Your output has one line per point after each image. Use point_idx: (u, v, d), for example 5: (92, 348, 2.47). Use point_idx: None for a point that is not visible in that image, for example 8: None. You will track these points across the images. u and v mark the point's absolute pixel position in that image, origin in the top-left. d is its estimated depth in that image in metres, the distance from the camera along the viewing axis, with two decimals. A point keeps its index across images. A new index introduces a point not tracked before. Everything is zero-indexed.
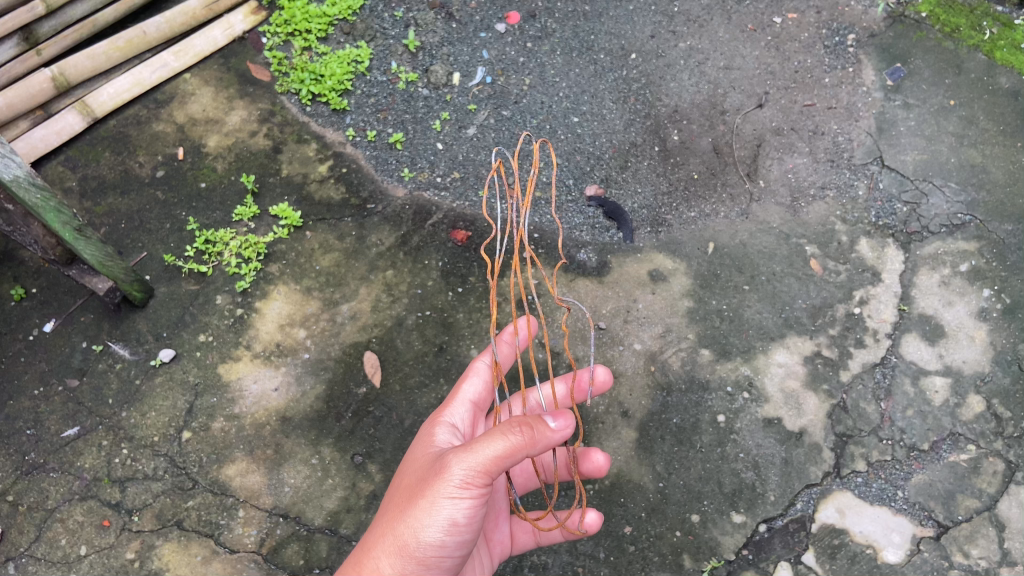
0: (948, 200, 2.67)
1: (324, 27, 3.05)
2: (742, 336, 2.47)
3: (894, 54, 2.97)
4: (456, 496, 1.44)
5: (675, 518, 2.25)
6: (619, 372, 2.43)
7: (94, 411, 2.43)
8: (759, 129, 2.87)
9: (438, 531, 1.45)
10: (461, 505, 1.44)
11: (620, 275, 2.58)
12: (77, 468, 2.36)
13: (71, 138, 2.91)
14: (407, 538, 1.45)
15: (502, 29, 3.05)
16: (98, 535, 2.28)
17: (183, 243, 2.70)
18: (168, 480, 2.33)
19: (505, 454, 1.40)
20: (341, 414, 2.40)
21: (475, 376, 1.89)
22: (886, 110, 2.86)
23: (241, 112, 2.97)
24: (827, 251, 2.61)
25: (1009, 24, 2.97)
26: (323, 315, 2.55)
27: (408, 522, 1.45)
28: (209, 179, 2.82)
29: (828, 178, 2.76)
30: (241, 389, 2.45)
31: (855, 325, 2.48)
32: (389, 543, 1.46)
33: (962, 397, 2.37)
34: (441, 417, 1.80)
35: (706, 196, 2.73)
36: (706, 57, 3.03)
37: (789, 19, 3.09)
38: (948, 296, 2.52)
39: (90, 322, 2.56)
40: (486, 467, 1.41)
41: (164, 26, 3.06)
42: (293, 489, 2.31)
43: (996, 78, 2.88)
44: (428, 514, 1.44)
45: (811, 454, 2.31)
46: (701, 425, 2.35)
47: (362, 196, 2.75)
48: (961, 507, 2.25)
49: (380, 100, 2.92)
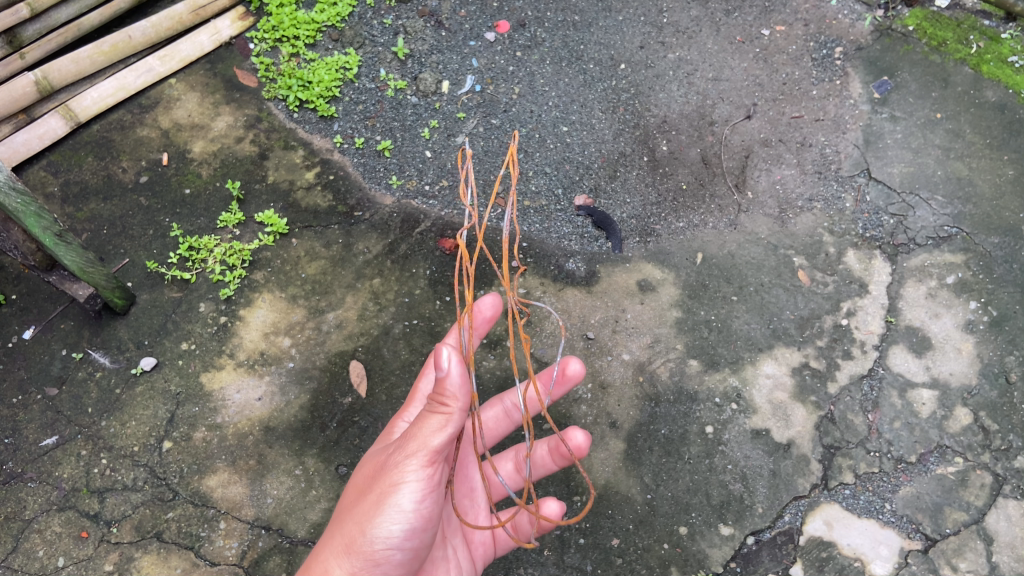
0: (935, 212, 2.68)
1: (312, 33, 3.04)
2: (730, 347, 2.46)
3: (881, 67, 2.98)
4: (404, 482, 1.48)
5: (663, 530, 2.23)
6: (607, 382, 2.41)
7: (73, 420, 2.38)
8: (748, 140, 2.87)
9: (389, 522, 1.48)
10: (409, 492, 1.48)
11: (609, 285, 2.57)
12: (55, 478, 2.31)
13: (54, 143, 2.88)
14: (356, 532, 1.49)
15: (491, 37, 3.05)
16: (75, 547, 2.23)
17: (167, 249, 2.66)
18: (148, 490, 2.29)
19: (443, 430, 1.45)
20: (326, 424, 2.36)
21: (431, 371, 1.84)
22: (873, 123, 2.87)
23: (227, 118, 2.95)
24: (815, 262, 2.61)
25: (996, 38, 2.99)
26: (309, 323, 2.52)
27: (358, 516, 1.51)
28: (194, 185, 2.79)
29: (816, 189, 2.76)
30: (224, 398, 2.41)
31: (843, 336, 2.48)
32: (340, 536, 1.52)
33: (949, 409, 2.37)
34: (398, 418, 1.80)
35: (694, 206, 2.72)
36: (694, 68, 3.03)
37: (777, 31, 3.11)
38: (935, 308, 2.52)
39: (70, 329, 2.52)
40: (431, 446, 1.46)
41: (150, 31, 3.03)
42: (275, 500, 2.27)
43: (982, 92, 2.89)
44: (379, 507, 1.49)
45: (799, 466, 2.29)
46: (689, 436, 2.33)
47: (349, 203, 2.73)
48: (950, 520, 2.23)
49: (368, 107, 2.91)
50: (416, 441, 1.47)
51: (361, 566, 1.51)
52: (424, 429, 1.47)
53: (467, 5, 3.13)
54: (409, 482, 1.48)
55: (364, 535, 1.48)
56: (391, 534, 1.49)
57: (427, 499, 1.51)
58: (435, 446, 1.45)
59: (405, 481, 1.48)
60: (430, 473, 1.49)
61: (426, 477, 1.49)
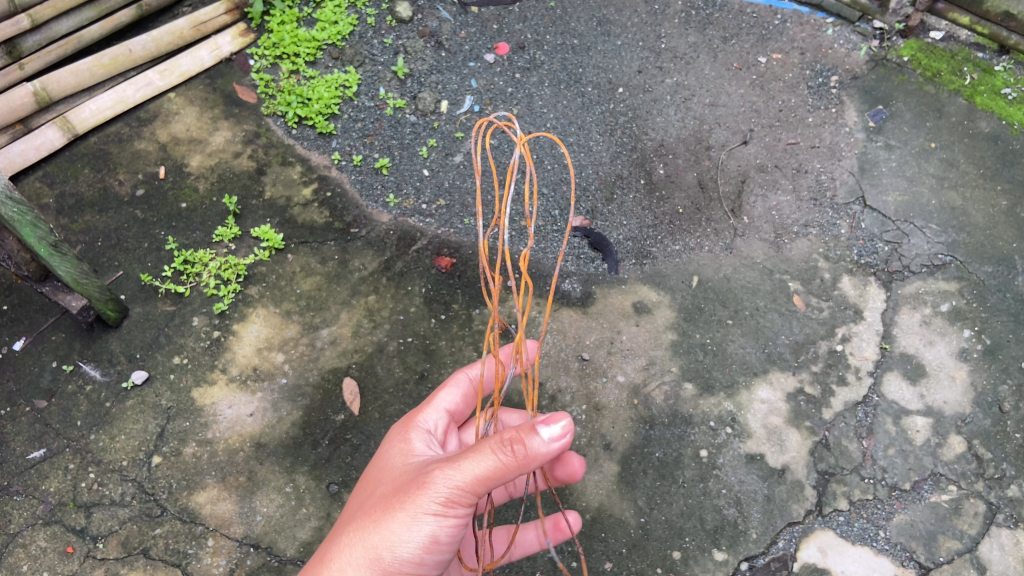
0: (929, 240, 2.70)
1: (313, 51, 3.06)
2: (725, 371, 2.46)
3: (877, 96, 3.01)
4: (439, 513, 1.35)
5: (656, 554, 2.21)
6: (602, 404, 2.40)
7: (62, 433, 2.36)
8: (744, 165, 2.89)
9: (416, 548, 1.38)
10: (442, 523, 1.37)
11: (604, 306, 2.57)
12: (42, 492, 2.28)
13: (50, 154, 2.87)
14: (381, 550, 1.37)
15: (490, 59, 3.07)
16: (60, 562, 2.19)
17: (161, 262, 2.65)
18: (135, 506, 2.25)
19: (493, 475, 1.31)
20: (317, 441, 2.34)
21: (454, 385, 1.79)
22: (868, 151, 2.90)
23: (225, 132, 2.95)
24: (810, 288, 2.62)
25: (989, 71, 3.03)
26: (303, 339, 2.50)
27: (384, 535, 1.37)
28: (191, 199, 2.78)
29: (811, 216, 2.77)
30: (215, 413, 2.38)
31: (837, 362, 2.48)
32: (358, 548, 1.39)
33: (942, 436, 2.36)
34: (415, 421, 1.68)
35: (691, 229, 2.73)
36: (692, 93, 3.06)
37: (774, 59, 3.14)
38: (929, 336, 2.52)
39: (61, 341, 2.50)
40: (475, 487, 1.33)
41: (150, 45, 3.05)
42: (265, 518, 2.24)
43: (976, 122, 2.92)
44: (407, 530, 1.36)
45: (794, 492, 2.28)
46: (683, 460, 2.32)
47: (346, 220, 2.73)
48: (943, 548, 2.22)
49: (367, 124, 2.92)
50: (460, 476, 1.33)
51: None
52: (474, 463, 1.32)
53: (467, 26, 3.15)
54: (445, 516, 1.35)
55: (388, 557, 1.37)
56: (415, 556, 1.39)
57: (459, 530, 1.40)
58: (478, 487, 1.33)
59: (442, 514, 1.35)
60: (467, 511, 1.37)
61: (463, 513, 1.37)
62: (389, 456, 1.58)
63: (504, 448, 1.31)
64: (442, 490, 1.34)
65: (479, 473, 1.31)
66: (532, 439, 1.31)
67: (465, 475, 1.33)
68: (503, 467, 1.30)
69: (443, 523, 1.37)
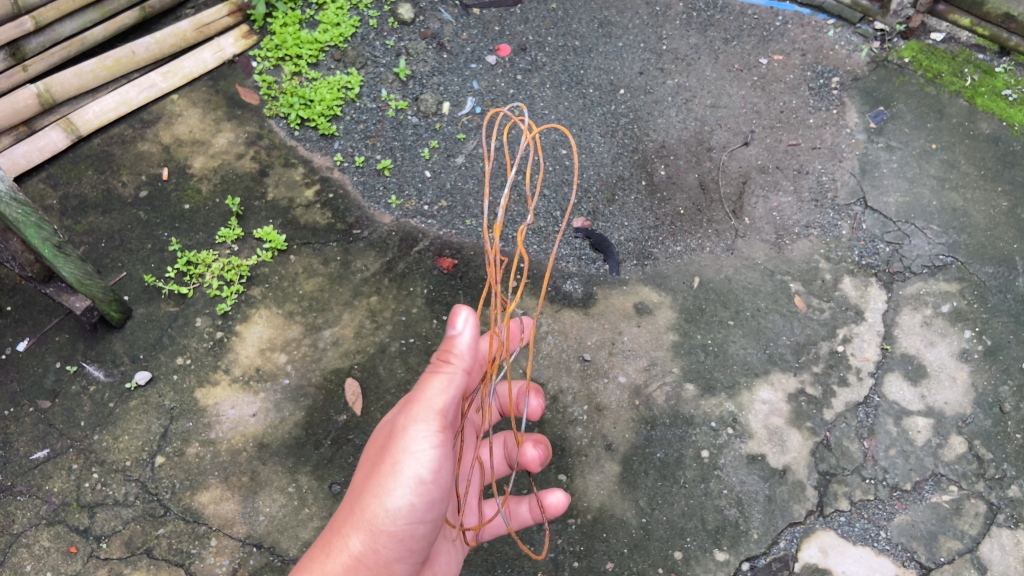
0: (930, 241, 2.70)
1: (315, 53, 3.07)
2: (726, 372, 2.46)
3: (877, 97, 3.02)
4: (418, 448, 1.51)
5: (657, 554, 2.22)
6: (603, 405, 2.41)
7: (65, 433, 2.37)
8: (745, 166, 2.89)
9: (407, 491, 1.49)
10: (422, 456, 1.51)
11: (606, 307, 2.58)
12: (46, 492, 2.29)
13: (54, 156, 2.88)
14: (375, 503, 1.49)
15: (492, 61, 3.08)
16: (64, 562, 2.20)
17: (164, 263, 2.66)
18: (139, 506, 2.26)
19: (451, 392, 1.54)
20: (320, 442, 2.35)
21: None
22: (869, 152, 2.90)
23: (228, 134, 2.96)
24: (811, 289, 2.62)
25: (990, 72, 3.04)
26: (305, 340, 2.51)
27: (374, 491, 1.50)
28: (194, 201, 2.79)
29: (812, 217, 2.78)
30: (218, 414, 2.39)
31: (838, 362, 2.48)
32: (355, 511, 1.50)
33: (943, 437, 2.37)
34: None
35: (692, 230, 2.74)
36: (693, 95, 3.07)
37: (775, 60, 3.15)
38: (930, 336, 2.53)
39: (65, 341, 2.51)
40: (440, 409, 1.53)
41: (153, 48, 3.06)
42: (268, 518, 2.24)
43: (977, 124, 2.92)
44: (393, 478, 1.49)
45: (795, 492, 2.28)
46: (684, 460, 2.32)
47: (348, 221, 2.74)
48: (944, 548, 2.22)
49: (369, 126, 2.93)
50: (424, 406, 1.53)
51: (383, 542, 1.49)
52: (428, 389, 1.54)
53: (469, 28, 3.16)
54: (423, 448, 1.51)
55: (384, 505, 1.48)
56: (409, 502, 1.50)
57: (442, 467, 1.53)
58: (443, 409, 1.53)
59: (420, 448, 1.51)
60: (442, 442, 1.53)
61: (438, 443, 1.52)
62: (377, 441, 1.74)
63: (444, 360, 1.56)
64: (414, 425, 1.52)
65: (439, 393, 1.53)
66: (459, 344, 1.55)
67: (429, 403, 1.53)
68: (454, 382, 1.55)
69: (423, 458, 1.51)
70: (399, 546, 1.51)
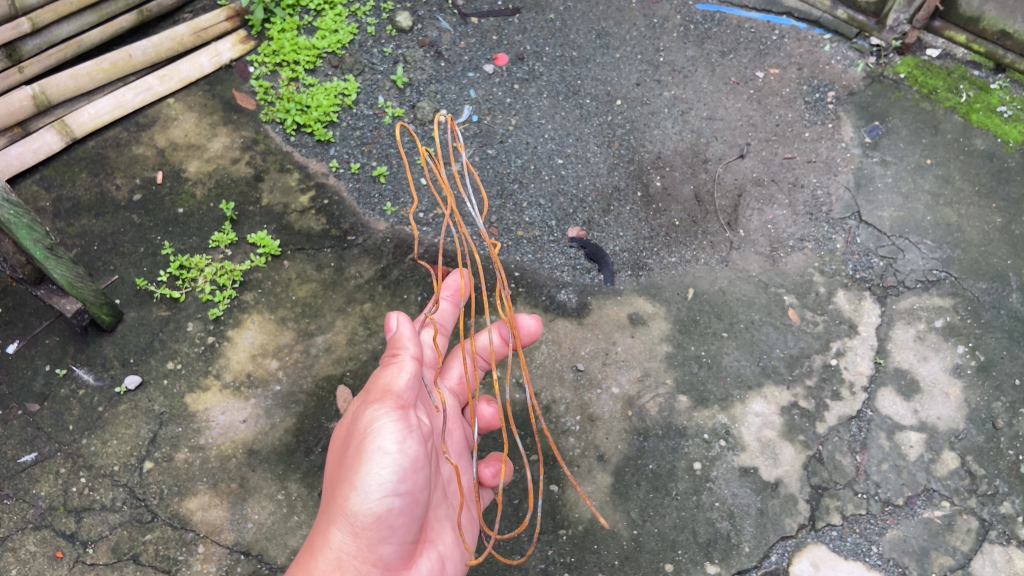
0: (924, 256, 2.70)
1: (312, 59, 3.07)
2: (719, 384, 2.46)
3: (872, 112, 3.03)
4: (380, 427, 1.54)
5: (648, 567, 2.20)
6: (596, 415, 2.40)
7: (54, 437, 2.35)
8: (741, 179, 2.90)
9: (375, 467, 1.50)
10: (387, 432, 1.53)
11: (600, 317, 2.57)
12: (33, 495, 2.27)
13: (48, 158, 2.87)
14: (348, 489, 1.49)
15: (490, 69, 3.08)
16: (50, 566, 2.18)
17: (157, 267, 2.65)
18: (126, 511, 2.24)
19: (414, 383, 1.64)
20: (310, 449, 2.33)
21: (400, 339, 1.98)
22: (864, 166, 2.91)
23: (223, 139, 2.96)
24: (805, 301, 2.62)
25: (985, 89, 3.06)
26: (297, 346, 2.50)
27: (347, 480, 1.51)
28: (187, 205, 2.78)
29: (807, 230, 2.78)
30: (208, 419, 2.38)
31: (831, 376, 2.48)
32: (334, 504, 1.51)
33: (936, 452, 2.36)
34: None
35: (686, 242, 2.74)
36: (690, 107, 3.07)
37: (771, 73, 3.16)
38: (924, 351, 2.53)
39: (55, 345, 2.49)
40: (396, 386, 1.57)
41: (150, 51, 3.05)
42: (256, 525, 2.23)
43: (972, 140, 2.94)
44: (362, 462, 1.51)
45: (787, 506, 2.28)
46: (676, 472, 2.32)
47: (342, 228, 2.73)
48: (936, 564, 2.22)
49: (365, 133, 2.92)
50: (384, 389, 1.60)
51: (362, 527, 1.49)
52: (391, 378, 1.63)
53: (466, 36, 3.17)
54: (383, 424, 1.54)
55: (356, 487, 1.48)
56: (382, 478, 1.49)
57: (408, 437, 1.55)
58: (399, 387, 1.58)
59: (381, 424, 1.54)
60: (403, 414, 1.57)
61: (400, 416, 1.56)
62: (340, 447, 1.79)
63: (397, 354, 1.68)
64: (372, 406, 1.58)
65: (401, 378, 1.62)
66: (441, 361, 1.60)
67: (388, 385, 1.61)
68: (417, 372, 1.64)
69: (388, 433, 1.53)
70: (380, 527, 1.50)
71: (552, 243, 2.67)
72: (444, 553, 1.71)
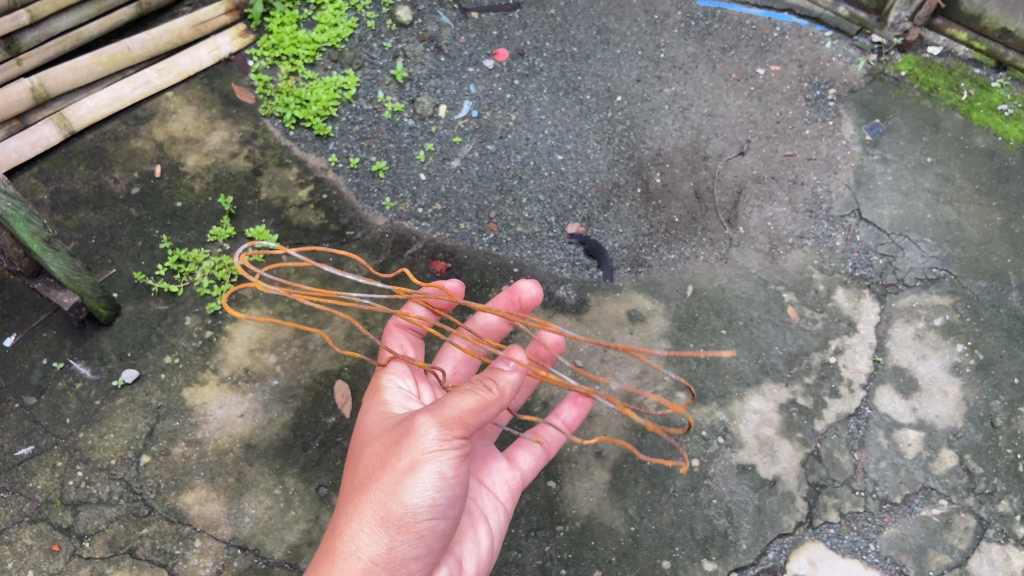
0: (924, 254, 2.70)
1: (312, 53, 3.06)
2: (718, 381, 2.45)
3: (873, 110, 3.02)
4: (436, 451, 1.47)
5: (646, 563, 2.21)
6: (594, 412, 2.38)
7: (50, 431, 2.34)
8: (741, 176, 2.89)
9: (422, 490, 1.46)
10: (444, 459, 1.48)
11: (599, 314, 2.57)
12: (29, 489, 2.26)
13: (47, 150, 2.86)
14: (389, 505, 1.46)
15: (490, 65, 3.08)
16: (46, 560, 2.19)
17: (155, 261, 2.64)
18: (123, 505, 2.24)
19: (482, 409, 1.50)
20: (308, 443, 2.33)
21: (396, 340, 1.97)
22: (865, 164, 2.90)
23: (222, 133, 2.95)
24: (804, 299, 2.62)
25: (986, 87, 3.05)
26: (295, 341, 2.49)
27: (388, 490, 1.47)
28: (186, 198, 2.78)
29: (806, 228, 2.77)
30: (206, 413, 2.37)
31: (830, 374, 2.48)
32: (371, 512, 1.48)
33: (934, 450, 2.36)
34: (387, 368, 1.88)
35: (685, 239, 2.73)
36: (690, 103, 3.06)
37: (772, 70, 3.15)
38: (923, 349, 2.52)
39: (52, 338, 2.48)
40: (464, 420, 1.48)
41: (149, 44, 3.04)
42: (253, 520, 2.23)
43: (973, 138, 2.93)
44: (410, 478, 1.46)
45: (784, 503, 2.28)
46: (674, 469, 2.31)
47: (341, 222, 2.73)
48: (933, 562, 2.23)
49: (364, 128, 2.91)
50: (450, 412, 1.47)
51: (399, 541, 1.47)
52: (459, 401, 1.48)
53: (467, 32, 3.16)
54: (440, 451, 1.47)
55: (400, 505, 1.46)
56: (429, 501, 1.47)
57: (461, 465, 1.51)
58: (469, 420, 1.49)
59: (439, 451, 1.47)
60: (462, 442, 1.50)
61: (458, 446, 1.49)
62: (367, 421, 1.73)
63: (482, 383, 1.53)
64: (430, 425, 1.48)
65: (467, 407, 1.48)
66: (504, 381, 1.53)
67: (454, 408, 1.48)
68: (485, 401, 1.50)
69: (444, 460, 1.48)
70: (416, 544, 1.49)
71: (552, 239, 2.67)
72: (463, 555, 1.72)
